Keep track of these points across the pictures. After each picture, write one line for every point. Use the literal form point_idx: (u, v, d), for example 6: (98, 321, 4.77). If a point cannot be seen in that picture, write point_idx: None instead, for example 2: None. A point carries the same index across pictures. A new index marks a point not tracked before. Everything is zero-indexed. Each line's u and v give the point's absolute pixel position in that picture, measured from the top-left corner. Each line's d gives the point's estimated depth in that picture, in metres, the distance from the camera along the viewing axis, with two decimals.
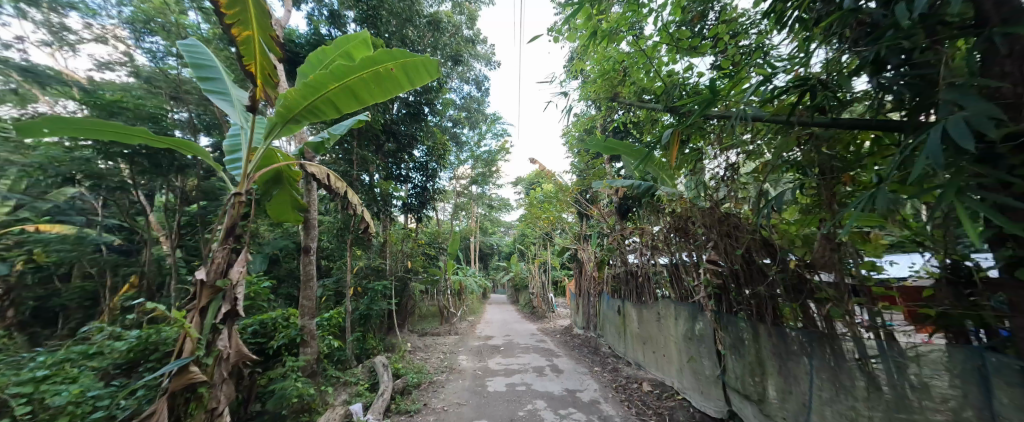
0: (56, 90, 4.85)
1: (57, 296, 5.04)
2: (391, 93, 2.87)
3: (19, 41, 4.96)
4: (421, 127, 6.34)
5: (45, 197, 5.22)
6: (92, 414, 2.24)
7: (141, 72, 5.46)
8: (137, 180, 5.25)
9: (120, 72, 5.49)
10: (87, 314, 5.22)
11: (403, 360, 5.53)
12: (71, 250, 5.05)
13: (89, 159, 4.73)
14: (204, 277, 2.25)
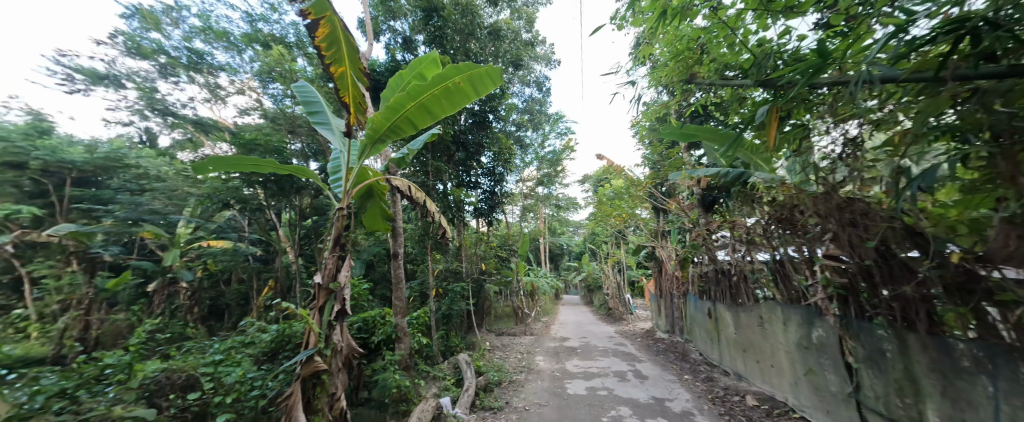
0: (214, 134, 7.23)
1: (223, 296, 6.86)
2: (461, 106, 2.98)
3: (191, 101, 7.18)
4: (487, 134, 6.52)
5: (214, 219, 7.16)
6: (251, 392, 2.67)
7: (269, 114, 6.54)
8: (269, 202, 6.22)
9: (254, 116, 7.18)
10: (242, 311, 6.89)
11: (483, 359, 5.67)
12: (229, 259, 6.66)
13: (237, 187, 5.86)
14: (320, 280, 2.53)
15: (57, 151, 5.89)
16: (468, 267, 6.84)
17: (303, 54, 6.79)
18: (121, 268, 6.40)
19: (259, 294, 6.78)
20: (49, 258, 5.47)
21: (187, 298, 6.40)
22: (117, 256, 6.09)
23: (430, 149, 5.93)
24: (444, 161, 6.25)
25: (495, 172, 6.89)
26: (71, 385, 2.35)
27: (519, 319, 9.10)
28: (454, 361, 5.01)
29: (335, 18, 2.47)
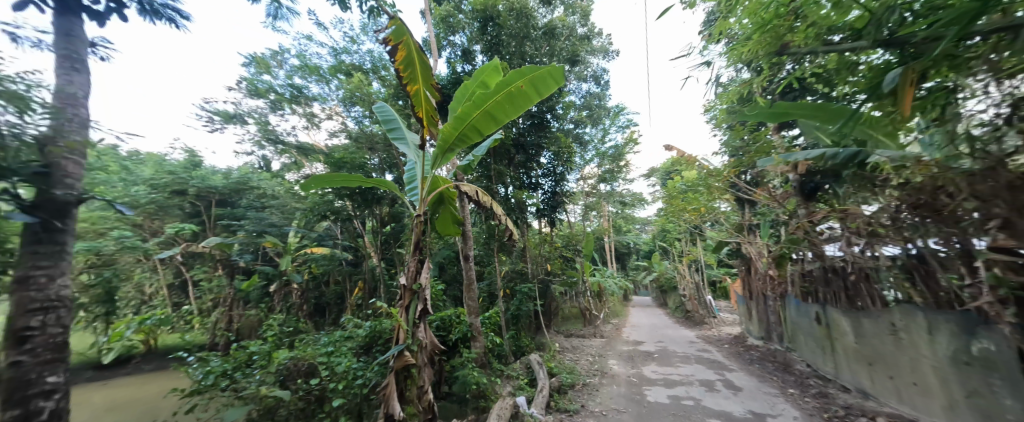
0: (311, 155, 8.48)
1: (324, 297, 7.72)
2: (524, 109, 2.98)
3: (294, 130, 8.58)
4: (547, 134, 6.43)
5: (314, 228, 8.04)
6: (357, 378, 2.97)
7: (353, 134, 7.30)
8: (356, 212, 6.79)
9: (339, 136, 8.33)
10: (338, 309, 7.73)
11: (555, 360, 5.57)
12: (327, 263, 7.20)
13: (331, 201, 6.61)
14: (405, 282, 2.71)
15: (205, 180, 7.54)
16: (534, 269, 6.71)
17: (376, 77, 7.48)
18: (249, 272, 7.69)
19: (352, 295, 7.36)
20: (205, 269, 7.41)
21: (298, 297, 7.49)
22: (249, 262, 7.35)
23: (492, 154, 6.08)
24: (505, 165, 6.33)
25: (556, 172, 6.77)
26: (230, 367, 2.90)
27: (588, 322, 8.80)
28: (525, 360, 5.04)
29: (410, 40, 2.68)
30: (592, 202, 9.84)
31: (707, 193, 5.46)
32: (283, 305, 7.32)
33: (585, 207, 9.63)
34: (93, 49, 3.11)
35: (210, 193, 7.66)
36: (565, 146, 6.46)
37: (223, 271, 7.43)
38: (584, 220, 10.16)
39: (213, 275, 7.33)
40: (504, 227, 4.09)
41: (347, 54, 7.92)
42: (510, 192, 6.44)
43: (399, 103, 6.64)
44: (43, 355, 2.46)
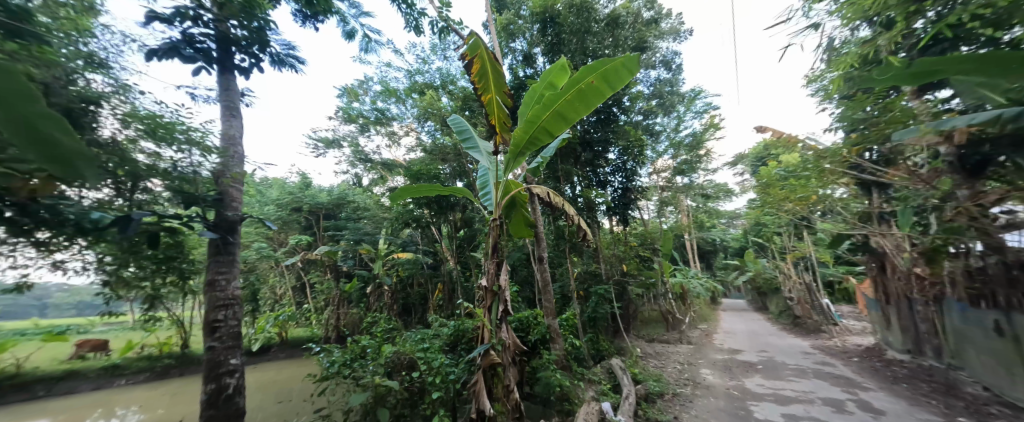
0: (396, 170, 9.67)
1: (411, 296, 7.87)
2: (595, 106, 2.69)
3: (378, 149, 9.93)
4: (614, 128, 6.13)
5: (397, 233, 8.27)
6: (450, 376, 3.18)
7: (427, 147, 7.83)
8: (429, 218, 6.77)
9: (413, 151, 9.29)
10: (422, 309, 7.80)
11: (639, 367, 5.19)
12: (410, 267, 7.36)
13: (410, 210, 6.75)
14: (485, 284, 2.73)
15: (313, 197, 9.13)
16: (612, 270, 6.17)
17: (444, 91, 7.93)
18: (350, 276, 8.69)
19: (433, 296, 7.32)
20: (317, 274, 8.66)
21: (390, 298, 7.83)
22: (350, 267, 8.34)
23: (559, 155, 6.01)
24: (572, 164, 6.19)
25: (626, 168, 6.34)
26: (350, 358, 3.29)
27: (671, 327, 8.10)
28: (607, 365, 4.83)
29: (484, 51, 2.78)
30: (668, 197, 9.07)
31: (807, 183, 4.67)
32: (378, 305, 7.80)
33: (662, 203, 8.91)
34: (241, 97, 3.96)
35: (319, 208, 9.21)
36: (635, 139, 5.98)
37: (330, 276, 8.52)
38: (660, 217, 9.43)
39: (324, 278, 8.51)
40: (578, 228, 3.86)
41: (419, 73, 8.59)
42: (578, 191, 6.23)
43: (466, 113, 7.00)
44: (228, 341, 3.15)
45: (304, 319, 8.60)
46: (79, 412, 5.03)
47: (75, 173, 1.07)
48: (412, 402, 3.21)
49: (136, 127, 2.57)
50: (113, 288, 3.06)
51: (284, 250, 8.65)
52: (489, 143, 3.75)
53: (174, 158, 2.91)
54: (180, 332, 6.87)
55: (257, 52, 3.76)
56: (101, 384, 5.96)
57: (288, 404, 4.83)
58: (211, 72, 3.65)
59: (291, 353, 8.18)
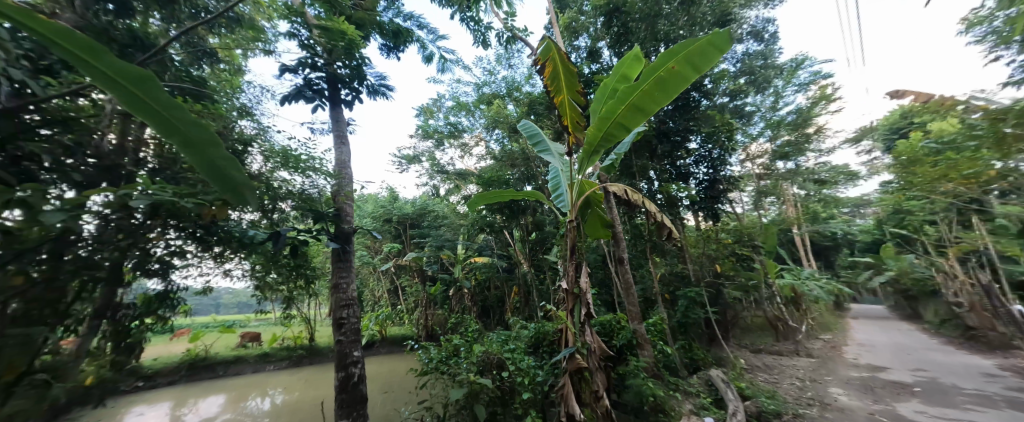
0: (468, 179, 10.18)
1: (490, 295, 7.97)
2: (678, 92, 2.33)
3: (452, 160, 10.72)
4: (693, 113, 5.70)
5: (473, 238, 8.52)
6: (538, 378, 3.28)
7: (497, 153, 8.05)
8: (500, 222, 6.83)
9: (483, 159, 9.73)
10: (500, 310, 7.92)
11: (743, 379, 4.57)
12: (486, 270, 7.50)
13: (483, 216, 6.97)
14: (567, 286, 2.69)
15: (399, 209, 10.14)
16: (702, 270, 5.57)
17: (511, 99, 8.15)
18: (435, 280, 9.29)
19: (510, 297, 7.32)
20: (407, 278, 9.47)
21: (469, 300, 7.99)
22: (434, 271, 8.93)
23: (634, 150, 5.70)
24: (647, 158, 5.86)
25: (714, 157, 5.78)
26: (444, 356, 3.59)
27: (785, 337, 6.74)
28: (705, 376, 4.34)
29: (555, 53, 2.79)
30: (766, 186, 7.97)
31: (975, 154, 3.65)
32: (460, 307, 8.16)
33: (759, 193, 7.82)
34: (348, 126, 4.62)
35: (404, 218, 10.16)
36: (721, 122, 5.48)
37: (418, 279, 9.22)
38: (757, 210, 8.34)
39: (413, 282, 9.26)
40: (661, 226, 3.57)
41: (486, 85, 8.93)
42: (657, 186, 5.83)
43: (532, 117, 7.17)
44: (351, 335, 3.64)
45: (399, 318, 9.56)
46: (244, 390, 6.21)
47: (241, 200, 1.22)
48: (504, 401, 3.32)
49: (275, 162, 3.38)
50: (262, 291, 3.79)
51: (380, 257, 9.74)
52: (561, 144, 3.67)
53: (293, 182, 3.61)
54: (306, 329, 8.11)
55: (357, 86, 4.35)
56: (260, 368, 7.27)
57: (394, 395, 5.42)
58: (325, 108, 4.32)
59: (390, 349, 8.98)
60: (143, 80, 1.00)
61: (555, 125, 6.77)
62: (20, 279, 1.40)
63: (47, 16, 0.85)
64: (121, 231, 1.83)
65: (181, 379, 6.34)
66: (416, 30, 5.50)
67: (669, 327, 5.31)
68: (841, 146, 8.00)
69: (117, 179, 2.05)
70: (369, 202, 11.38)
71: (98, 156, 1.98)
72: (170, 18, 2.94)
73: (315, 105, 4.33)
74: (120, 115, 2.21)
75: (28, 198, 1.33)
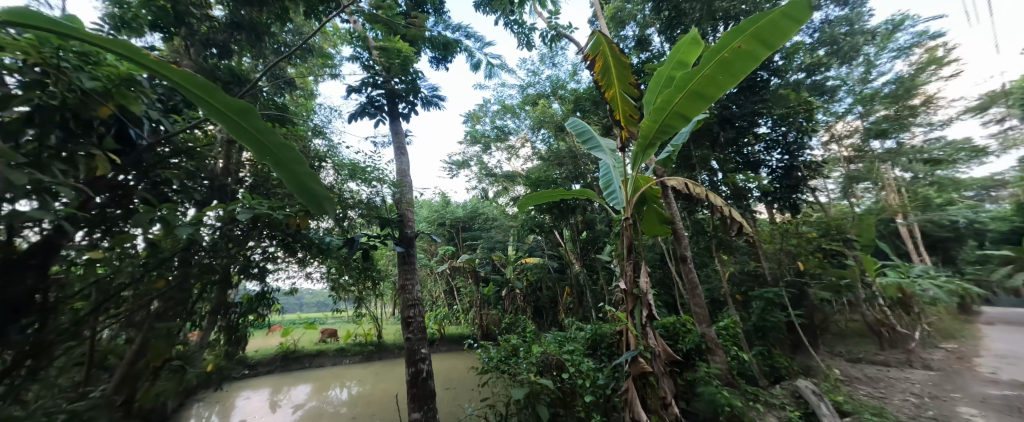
0: (517, 179, 10.29)
1: (545, 295, 7.93)
2: (744, 74, 2.16)
3: (501, 162, 10.94)
4: (765, 95, 5.30)
5: (525, 239, 8.55)
6: (599, 380, 3.21)
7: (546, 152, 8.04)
8: (551, 223, 6.84)
9: (530, 158, 9.78)
10: (554, 310, 7.89)
11: (839, 391, 3.98)
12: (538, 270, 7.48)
13: (533, 216, 7.00)
14: (625, 286, 2.60)
15: (452, 213, 10.57)
16: (780, 270, 5.00)
17: (556, 98, 8.11)
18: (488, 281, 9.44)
19: (563, 298, 7.22)
20: (461, 279, 9.77)
21: (523, 300, 8.20)
22: (487, 272, 9.12)
23: (693, 139, 5.39)
24: (708, 148, 5.51)
25: (789, 140, 5.33)
26: (503, 356, 3.68)
27: (892, 343, 5.63)
28: (790, 387, 3.83)
29: (606, 47, 2.74)
30: (858, 171, 6.83)
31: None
32: (513, 307, 8.34)
33: (847, 178, 6.87)
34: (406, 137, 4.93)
35: (456, 221, 10.55)
36: (797, 101, 5.09)
37: (471, 280, 9.43)
38: (846, 199, 7.35)
39: (467, 283, 9.55)
40: (728, 220, 3.34)
41: (530, 86, 9.00)
42: (721, 177, 5.45)
43: (579, 114, 7.06)
44: (418, 333, 3.86)
45: (455, 317, 9.96)
46: (324, 381, 6.80)
47: (320, 210, 1.42)
48: (566, 403, 3.31)
49: (343, 175, 3.95)
50: (336, 292, 4.17)
51: (436, 259, 10.20)
52: (612, 140, 3.54)
53: (359, 192, 4.02)
54: (373, 326, 8.71)
55: (412, 99, 4.59)
56: (337, 361, 7.89)
57: (458, 390, 5.71)
58: (386, 121, 4.65)
59: (448, 347, 9.21)
60: (244, 112, 1.17)
61: (603, 121, 6.60)
62: (161, 281, 1.68)
63: (175, 66, 1.03)
64: (228, 240, 2.11)
65: (277, 368, 7.29)
66: (464, 40, 5.70)
67: (744, 331, 4.84)
68: (961, 117, 7.02)
69: (224, 195, 2.43)
70: (423, 207, 12.03)
71: (209, 177, 2.34)
72: (256, 53, 3.35)
73: (377, 121, 4.68)
74: (223, 142, 2.58)
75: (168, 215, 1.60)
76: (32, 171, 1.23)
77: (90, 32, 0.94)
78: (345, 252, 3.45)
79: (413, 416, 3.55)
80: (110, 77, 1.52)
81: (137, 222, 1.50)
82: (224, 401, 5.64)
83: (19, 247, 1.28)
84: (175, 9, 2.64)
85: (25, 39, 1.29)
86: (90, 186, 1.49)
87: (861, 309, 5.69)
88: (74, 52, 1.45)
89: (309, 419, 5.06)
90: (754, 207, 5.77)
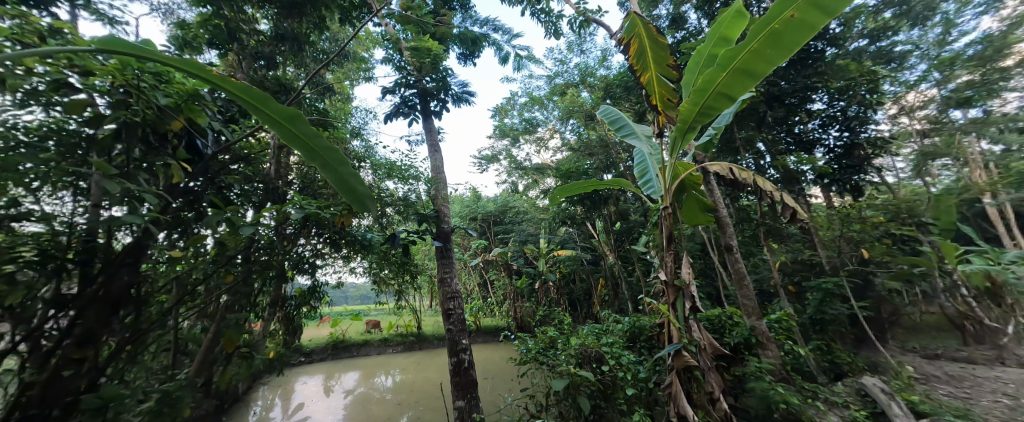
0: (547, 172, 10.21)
1: (579, 287, 7.84)
2: (798, 45, 1.96)
3: (530, 155, 10.88)
4: (818, 68, 4.94)
5: (557, 231, 8.49)
6: (640, 374, 3.13)
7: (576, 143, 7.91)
8: (583, 214, 6.71)
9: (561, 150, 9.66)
10: (588, 303, 7.79)
11: (915, 391, 3.60)
12: (572, 262, 7.40)
13: (565, 208, 6.92)
14: (666, 277, 2.49)
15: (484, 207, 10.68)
16: (840, 258, 4.59)
17: (584, 86, 7.96)
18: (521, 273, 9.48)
19: (597, 291, 7.10)
20: (494, 272, 9.92)
21: (556, 292, 8.17)
22: (520, 265, 9.16)
23: (736, 121, 5.06)
24: (754, 128, 5.14)
25: (849, 116, 4.88)
26: (540, 348, 3.68)
27: (978, 338, 5.13)
28: (855, 385, 3.52)
29: (642, 28, 2.63)
30: (933, 146, 6.06)
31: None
32: (547, 299, 8.37)
33: (920, 155, 6.15)
34: (438, 134, 5.05)
35: (488, 216, 10.68)
36: (858, 71, 4.71)
37: (505, 273, 9.54)
38: (917, 178, 6.60)
39: (500, 276, 9.69)
40: (780, 205, 3.10)
41: (559, 76, 8.86)
42: (771, 160, 5.08)
43: (609, 101, 6.88)
44: (458, 325, 3.97)
45: (490, 310, 10.12)
46: (370, 368, 7.20)
47: (363, 207, 1.47)
48: (606, 395, 3.26)
49: (381, 174, 4.23)
50: (378, 285, 4.38)
51: (469, 252, 10.41)
52: (646, 126, 3.38)
53: (397, 190, 4.30)
54: (413, 318, 9.05)
55: (444, 97, 4.69)
56: (382, 350, 8.32)
57: (496, 380, 5.85)
58: (419, 120, 4.76)
59: (484, 339, 9.35)
60: (292, 118, 1.25)
61: (634, 107, 6.36)
62: (229, 276, 1.88)
63: (233, 78, 1.13)
64: (282, 239, 2.29)
65: (329, 356, 7.81)
66: (492, 33, 5.71)
67: (799, 324, 4.49)
68: None
69: (277, 197, 2.62)
70: (455, 202, 12.30)
71: (263, 181, 2.54)
72: (299, 63, 3.56)
73: (412, 120, 4.83)
74: (274, 147, 2.78)
75: (231, 217, 1.74)
76: (124, 181, 1.39)
77: (163, 53, 1.05)
78: (386, 247, 3.61)
79: (458, 403, 3.65)
80: (179, 93, 1.66)
81: (208, 224, 1.65)
82: (286, 385, 6.16)
83: (116, 248, 1.47)
84: (228, 26, 2.87)
85: (112, 64, 1.45)
86: (168, 193, 1.67)
87: (938, 300, 5.11)
88: (149, 72, 1.59)
89: (359, 405, 5.37)
90: (808, 191, 5.34)
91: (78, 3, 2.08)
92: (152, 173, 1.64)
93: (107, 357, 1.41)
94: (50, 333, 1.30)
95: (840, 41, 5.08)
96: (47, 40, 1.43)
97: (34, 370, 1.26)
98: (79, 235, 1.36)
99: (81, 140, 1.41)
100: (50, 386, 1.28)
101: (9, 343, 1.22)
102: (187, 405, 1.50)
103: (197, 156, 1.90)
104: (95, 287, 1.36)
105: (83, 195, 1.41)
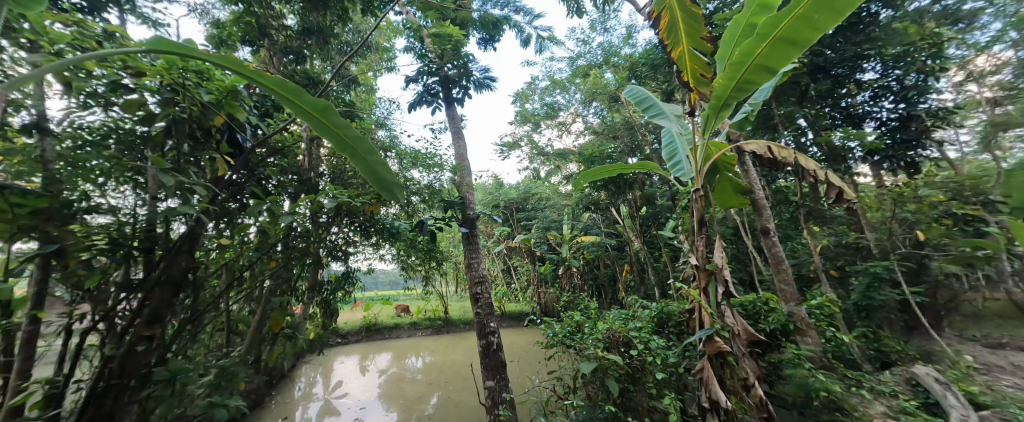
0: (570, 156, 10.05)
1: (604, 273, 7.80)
2: (851, 7, 1.75)
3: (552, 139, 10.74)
4: (870, 33, 4.49)
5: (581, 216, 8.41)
6: (669, 359, 3.09)
7: (599, 125, 7.74)
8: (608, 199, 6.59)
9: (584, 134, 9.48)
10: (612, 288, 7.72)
11: (973, 382, 3.35)
12: (595, 247, 7.34)
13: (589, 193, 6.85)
14: (697, 262, 2.39)
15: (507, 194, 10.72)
16: (890, 241, 4.29)
17: (608, 66, 7.73)
18: (545, 259, 9.51)
19: (622, 276, 7.00)
20: (519, 258, 9.99)
21: (580, 278, 8.13)
22: (544, 250, 9.19)
23: (773, 95, 4.76)
24: (794, 103, 4.80)
25: (906, 85, 4.48)
26: (566, 332, 3.69)
27: None
28: (906, 374, 3.32)
29: None
30: (1007, 114, 5.40)
31: None
32: (571, 285, 8.37)
33: (989, 126, 5.51)
34: (461, 121, 5.06)
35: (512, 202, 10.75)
36: (918, 35, 4.28)
37: (529, 260, 9.59)
38: (984, 153, 5.95)
39: (524, 262, 9.74)
40: (824, 186, 2.87)
41: (581, 57, 8.74)
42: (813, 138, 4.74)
43: (634, 81, 6.63)
44: (485, 308, 4.04)
45: (515, 296, 10.23)
46: (402, 350, 7.51)
47: (391, 195, 1.53)
48: (635, 378, 3.24)
49: (406, 164, 4.40)
50: (406, 270, 4.55)
51: (493, 239, 10.45)
52: (677, 105, 3.16)
53: (422, 178, 4.47)
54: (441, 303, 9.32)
55: (466, 83, 4.67)
56: (412, 333, 8.66)
57: (523, 363, 5.97)
58: (443, 107, 4.79)
59: (511, 324, 9.47)
60: (324, 110, 1.29)
61: (662, 86, 6.08)
62: (271, 263, 2.03)
63: (267, 73, 1.16)
64: (318, 227, 2.40)
65: (363, 338, 8.23)
66: (513, 15, 5.62)
67: (843, 310, 4.22)
68: None
69: (311, 187, 2.77)
70: (477, 189, 12.38)
71: (297, 173, 2.70)
72: (325, 57, 3.65)
73: (436, 107, 4.86)
74: (307, 139, 2.91)
75: (271, 206, 1.81)
76: (176, 174, 1.49)
77: (202, 50, 1.09)
78: (413, 234, 3.71)
79: (487, 383, 3.74)
80: (219, 90, 1.72)
81: (251, 213, 1.72)
82: (326, 364, 6.55)
83: (173, 237, 1.59)
84: (258, 23, 2.97)
85: (159, 64, 1.53)
86: (215, 186, 1.76)
87: (1004, 285, 4.65)
88: (192, 70, 1.65)
89: (393, 383, 5.64)
90: (854, 169, 4.97)
91: (126, 8, 2.21)
92: (201, 167, 1.77)
93: (172, 335, 1.55)
94: (123, 313, 1.43)
95: (897, 2, 4.60)
96: (102, 45, 1.53)
97: (112, 346, 1.41)
98: (140, 225, 1.47)
99: (136, 138, 1.52)
100: (127, 360, 1.42)
101: (91, 322, 1.36)
102: (242, 380, 1.64)
103: (238, 150, 1.99)
104: (157, 271, 1.48)
105: (142, 189, 1.53)
